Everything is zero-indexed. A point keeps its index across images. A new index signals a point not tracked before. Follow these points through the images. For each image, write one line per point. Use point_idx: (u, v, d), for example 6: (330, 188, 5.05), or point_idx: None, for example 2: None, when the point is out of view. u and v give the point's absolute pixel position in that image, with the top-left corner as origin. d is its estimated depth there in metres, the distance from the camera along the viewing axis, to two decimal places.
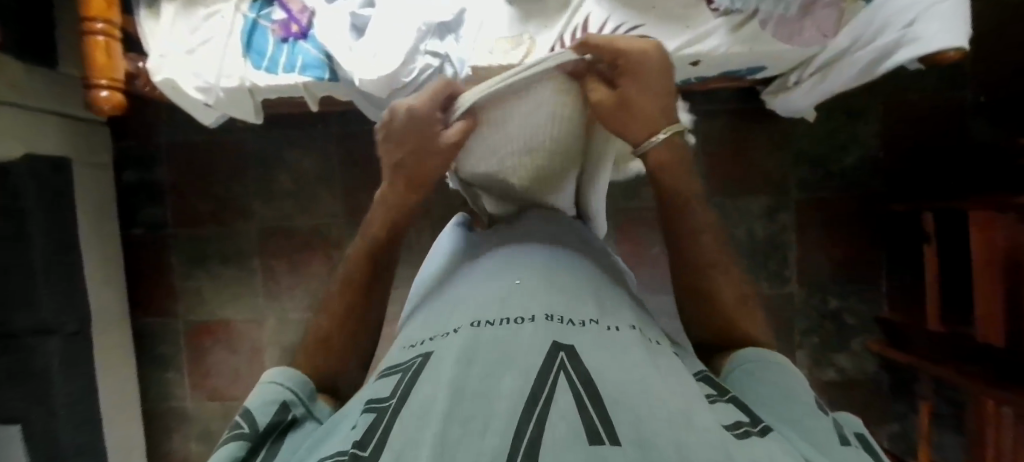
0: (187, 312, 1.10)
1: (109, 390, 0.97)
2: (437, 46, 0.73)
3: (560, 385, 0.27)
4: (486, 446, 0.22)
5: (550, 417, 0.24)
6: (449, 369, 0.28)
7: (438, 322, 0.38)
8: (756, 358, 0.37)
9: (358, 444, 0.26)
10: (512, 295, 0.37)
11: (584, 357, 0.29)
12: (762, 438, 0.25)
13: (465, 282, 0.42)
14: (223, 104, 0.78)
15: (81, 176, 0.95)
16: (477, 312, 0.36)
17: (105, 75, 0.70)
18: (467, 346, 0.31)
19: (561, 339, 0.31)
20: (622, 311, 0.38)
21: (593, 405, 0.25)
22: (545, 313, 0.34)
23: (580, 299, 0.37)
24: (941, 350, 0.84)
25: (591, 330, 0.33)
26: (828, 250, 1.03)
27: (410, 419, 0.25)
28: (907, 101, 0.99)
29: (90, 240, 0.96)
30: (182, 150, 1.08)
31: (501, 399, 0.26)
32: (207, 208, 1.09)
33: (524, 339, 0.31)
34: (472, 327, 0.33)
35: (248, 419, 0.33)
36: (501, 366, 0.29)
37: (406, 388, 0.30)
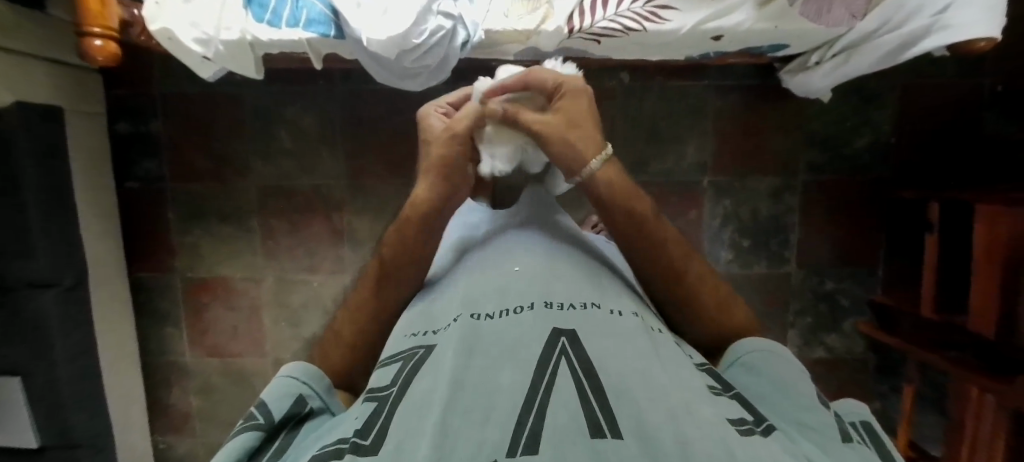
0: (185, 268, 1.10)
1: (108, 344, 0.97)
2: (451, 6, 0.68)
3: (562, 373, 0.27)
4: (487, 436, 0.22)
5: (552, 405, 0.24)
6: (451, 359, 0.29)
7: (439, 315, 0.39)
8: (757, 352, 0.38)
9: (358, 432, 0.26)
10: (509, 287, 0.38)
11: (584, 343, 0.30)
12: (765, 437, 0.25)
13: (465, 276, 0.44)
14: (222, 58, 0.74)
15: (73, 126, 0.92)
16: (477, 305, 0.37)
17: (98, 23, 0.66)
18: (467, 336, 0.32)
19: (561, 325, 0.32)
20: (622, 299, 0.39)
21: (595, 398, 0.25)
22: (544, 303, 0.35)
23: (580, 290, 0.38)
24: (932, 338, 0.86)
25: (591, 315, 0.34)
26: (830, 233, 1.03)
27: (411, 410, 0.26)
28: (926, 86, 0.97)
29: (83, 193, 0.94)
30: (178, 102, 1.04)
31: (502, 390, 0.26)
32: (204, 163, 1.06)
33: (524, 328, 0.32)
34: (471, 319, 0.35)
35: (266, 410, 0.34)
36: (501, 357, 0.29)
37: (406, 378, 0.30)
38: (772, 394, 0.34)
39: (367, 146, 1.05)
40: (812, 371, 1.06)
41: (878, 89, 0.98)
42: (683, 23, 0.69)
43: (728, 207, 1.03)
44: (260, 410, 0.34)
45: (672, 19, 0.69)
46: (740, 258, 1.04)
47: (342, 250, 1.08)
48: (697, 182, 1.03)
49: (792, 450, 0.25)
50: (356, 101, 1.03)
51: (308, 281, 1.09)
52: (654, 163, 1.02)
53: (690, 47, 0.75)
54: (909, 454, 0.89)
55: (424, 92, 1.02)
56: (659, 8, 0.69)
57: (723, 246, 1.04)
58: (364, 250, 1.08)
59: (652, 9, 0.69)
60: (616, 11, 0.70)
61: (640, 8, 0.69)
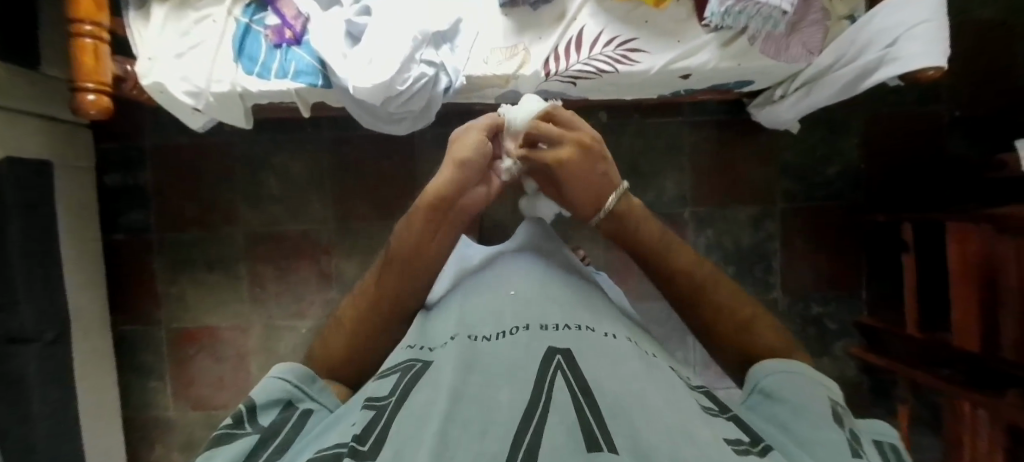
0: (170, 318, 1.08)
1: (88, 400, 0.94)
2: (433, 55, 0.73)
3: (558, 390, 0.28)
4: (486, 448, 0.23)
5: (549, 422, 0.25)
6: (450, 373, 0.30)
7: (437, 334, 0.40)
8: (772, 371, 0.38)
9: (357, 438, 0.26)
10: (506, 309, 0.39)
11: (581, 362, 0.31)
12: (762, 456, 0.26)
13: (462, 299, 0.45)
14: (212, 109, 0.77)
15: (62, 179, 0.93)
16: (474, 325, 0.38)
17: (92, 78, 0.68)
18: (465, 353, 0.33)
19: (557, 345, 0.33)
20: (616, 323, 0.40)
21: (592, 415, 0.25)
22: (540, 324, 0.36)
23: (576, 313, 0.39)
24: (920, 357, 0.86)
25: (587, 337, 0.35)
26: (812, 258, 1.05)
27: (410, 421, 0.26)
28: (886, 114, 1.03)
29: (70, 244, 0.93)
30: (168, 154, 1.06)
31: (499, 406, 0.26)
32: (192, 212, 1.07)
33: (521, 347, 0.33)
34: (469, 339, 0.35)
35: (254, 418, 0.34)
36: (498, 374, 0.30)
37: (405, 389, 0.31)
38: (786, 419, 0.34)
39: (355, 189, 1.06)
40: None
41: (841, 119, 1.03)
42: (653, 63, 0.74)
43: (710, 237, 1.05)
44: (246, 416, 0.34)
45: (642, 61, 0.74)
46: None
47: (330, 294, 1.07)
48: (679, 213, 1.05)
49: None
50: (343, 147, 1.06)
51: (295, 327, 1.07)
52: (637, 196, 1.05)
53: (661, 85, 0.79)
54: None
55: (410, 137, 1.05)
56: (630, 51, 0.74)
57: None
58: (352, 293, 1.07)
59: (623, 52, 0.74)
60: (590, 55, 0.74)
61: (611, 52, 0.74)
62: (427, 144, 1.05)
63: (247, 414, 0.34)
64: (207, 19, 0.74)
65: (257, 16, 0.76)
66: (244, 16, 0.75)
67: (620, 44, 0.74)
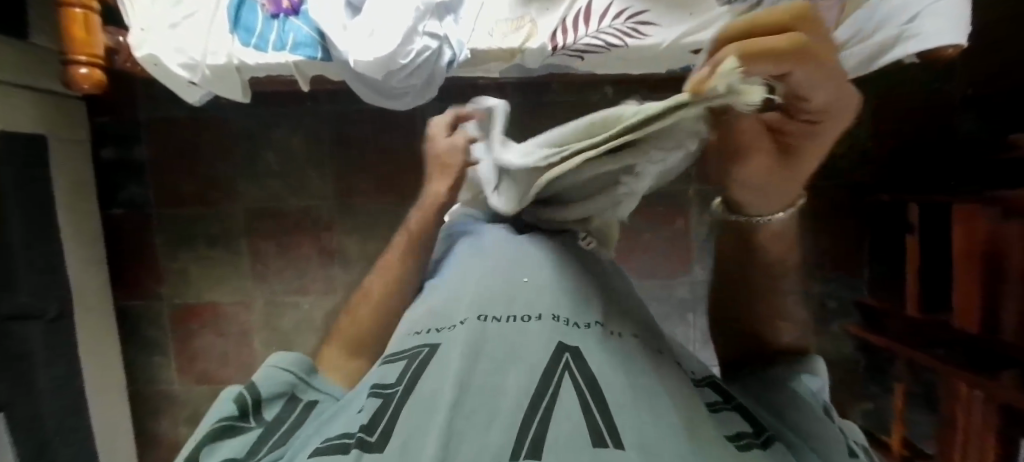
0: (172, 294, 1.08)
1: (93, 375, 0.95)
2: (436, 27, 0.70)
3: (565, 385, 0.28)
4: (491, 441, 0.24)
5: (553, 419, 0.25)
6: (458, 360, 0.30)
7: (445, 315, 0.38)
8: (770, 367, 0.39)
9: (365, 428, 0.27)
10: (516, 295, 0.37)
11: (590, 358, 0.30)
12: (764, 450, 0.27)
13: (467, 276, 0.42)
14: (208, 83, 0.74)
15: (57, 154, 0.91)
16: (484, 305, 0.37)
17: (83, 50, 0.66)
18: (473, 339, 0.32)
19: (565, 338, 0.32)
20: (625, 318, 0.39)
21: (599, 411, 0.25)
22: (550, 314, 0.35)
23: (587, 303, 0.37)
24: (922, 337, 0.88)
25: (598, 332, 0.34)
26: (815, 238, 1.05)
27: (418, 408, 0.27)
28: (899, 90, 1.00)
29: (68, 221, 0.93)
30: (164, 128, 1.04)
31: (506, 397, 0.27)
32: (191, 188, 1.06)
33: (529, 338, 0.32)
34: (478, 321, 0.34)
35: (256, 414, 0.33)
36: (505, 366, 0.30)
37: (413, 376, 0.31)
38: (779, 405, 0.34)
39: (355, 165, 1.05)
40: None
41: None
42: (665, 37, 0.72)
43: None
44: (250, 408, 0.34)
45: (652, 34, 0.72)
46: None
47: (332, 271, 1.07)
48: None
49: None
50: (343, 122, 1.04)
51: (298, 303, 1.07)
52: None
53: (672, 62, 0.77)
54: (903, 452, 0.91)
55: (411, 112, 1.03)
56: (641, 24, 0.72)
57: None
58: (355, 270, 1.07)
59: (633, 25, 0.72)
60: (599, 28, 0.72)
61: (621, 25, 0.72)
62: (428, 119, 1.03)
63: (251, 404, 0.34)
64: None
65: None
66: None
67: (631, 16, 0.72)
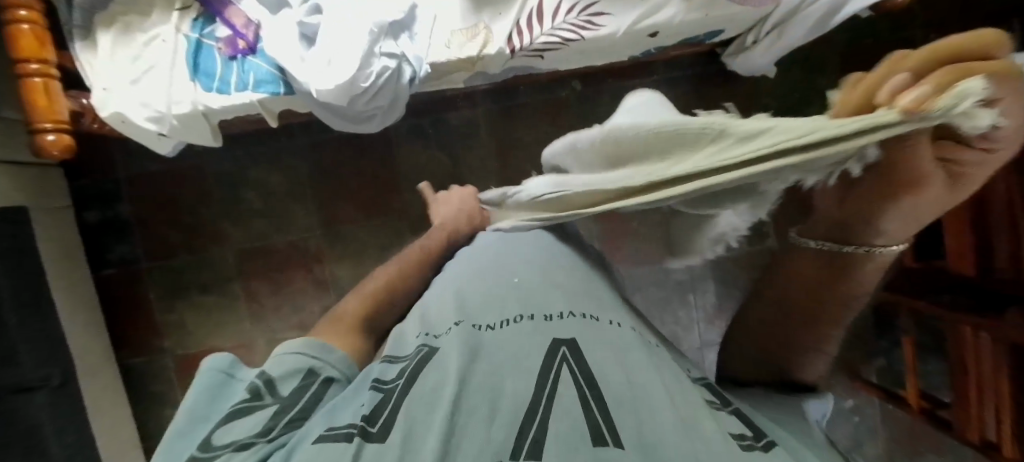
0: (174, 346, 1.08)
1: (105, 437, 0.95)
2: (392, 47, 0.71)
3: (563, 381, 0.29)
4: (493, 439, 0.26)
5: (553, 417, 0.26)
6: (455, 361, 0.31)
7: (439, 314, 0.40)
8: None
9: (366, 418, 0.28)
10: (510, 296, 0.40)
11: (586, 356, 0.32)
12: (766, 451, 0.27)
13: (460, 275, 0.46)
14: (177, 132, 0.75)
15: (41, 223, 0.91)
16: (481, 309, 0.39)
17: (48, 118, 0.66)
18: (470, 342, 0.34)
19: (562, 335, 0.34)
20: (620, 310, 0.40)
21: (597, 407, 0.27)
22: (544, 313, 0.37)
23: (580, 299, 0.40)
24: (918, 286, 0.86)
25: (591, 325, 0.36)
26: None
27: (418, 405, 0.28)
28: (864, 45, 1.01)
29: (61, 287, 0.93)
30: (143, 182, 1.05)
31: (507, 395, 0.29)
32: (179, 238, 1.06)
33: (528, 337, 0.34)
34: (473, 325, 0.36)
35: (274, 389, 0.35)
36: (503, 365, 0.31)
37: (412, 372, 0.32)
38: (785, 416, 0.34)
39: (337, 193, 1.05)
40: None
41: (818, 56, 1.01)
42: (618, 25, 0.72)
43: None
44: (265, 388, 0.35)
45: (606, 24, 0.72)
46: (722, 241, 1.06)
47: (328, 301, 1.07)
48: None
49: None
50: (320, 152, 1.04)
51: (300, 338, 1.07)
52: None
53: (630, 47, 0.77)
54: (922, 405, 0.88)
55: (384, 133, 1.03)
56: (594, 15, 0.72)
57: None
58: None
59: (587, 17, 0.72)
60: (553, 25, 0.72)
61: (575, 19, 0.72)
62: (403, 138, 1.03)
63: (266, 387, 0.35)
64: (157, 39, 0.72)
65: (207, 30, 0.73)
66: (193, 32, 0.73)
67: (583, 9, 0.72)
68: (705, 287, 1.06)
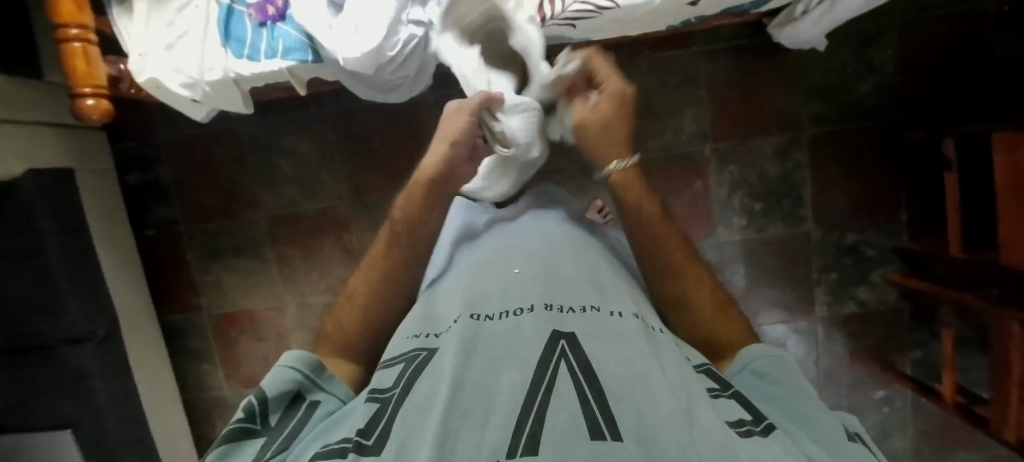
0: (210, 305, 1.13)
1: (148, 387, 1.01)
2: (420, 14, 0.69)
3: (562, 376, 0.29)
4: (487, 440, 0.25)
5: (551, 412, 0.26)
6: (451, 361, 0.32)
7: (442, 316, 0.42)
8: (765, 356, 0.39)
9: (361, 433, 0.28)
10: (511, 290, 0.41)
11: (585, 348, 0.32)
12: (764, 437, 0.27)
13: (462, 274, 0.48)
14: (210, 99, 0.76)
15: (86, 184, 0.96)
16: (478, 305, 0.40)
17: (87, 83, 0.68)
18: (468, 337, 0.35)
19: (561, 328, 0.35)
20: (624, 298, 0.41)
21: (595, 401, 0.27)
22: (544, 303, 0.38)
23: (583, 291, 0.41)
24: (967, 278, 0.83)
25: (593, 317, 0.37)
26: (844, 185, 1.00)
27: (412, 410, 0.28)
28: (927, 18, 0.93)
29: (105, 246, 0.98)
30: (181, 147, 1.08)
31: (503, 391, 0.29)
32: (214, 202, 1.10)
33: (525, 331, 0.35)
34: (472, 319, 0.38)
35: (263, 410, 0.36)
36: (499, 361, 0.32)
37: (408, 379, 0.33)
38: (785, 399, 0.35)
39: (367, 163, 1.06)
40: (845, 328, 1.03)
41: (875, 29, 0.94)
42: None
43: (734, 173, 1.01)
44: (259, 409, 0.36)
45: None
46: (754, 223, 1.02)
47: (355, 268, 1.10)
48: (700, 152, 1.01)
49: (790, 450, 0.27)
50: (349, 121, 1.05)
51: (328, 303, 1.11)
52: (652, 139, 1.02)
53: (668, 17, 0.73)
54: (957, 400, 0.85)
55: (413, 103, 1.03)
56: None
57: (735, 212, 1.02)
58: None
59: None
60: None
61: None
62: (431, 109, 1.03)
63: (257, 410, 0.36)
64: (191, 5, 0.72)
65: None
66: None
67: None
68: (734, 270, 1.03)
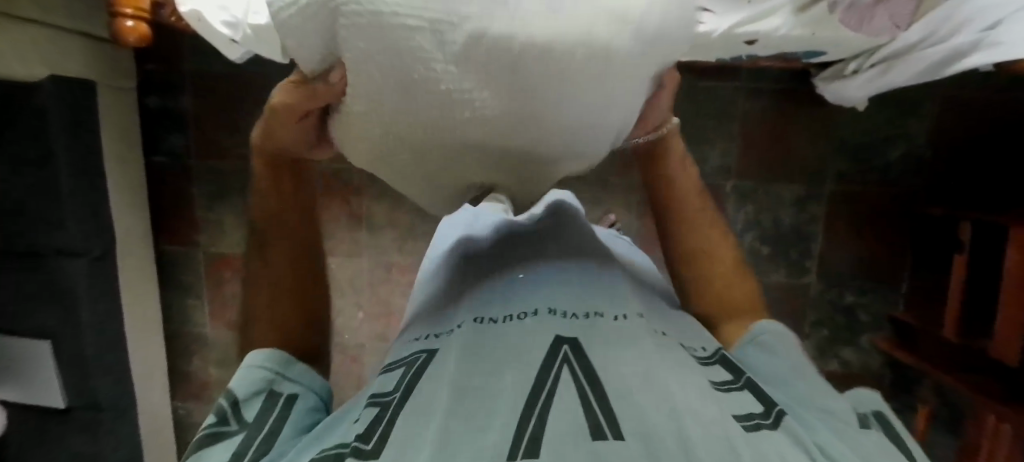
0: (208, 243, 1.13)
1: (133, 312, 1.01)
2: None
3: (564, 380, 0.29)
4: (488, 441, 0.25)
5: (553, 411, 0.27)
6: (452, 367, 0.32)
7: (445, 318, 0.42)
8: (774, 333, 0.41)
9: (360, 437, 0.29)
10: (515, 297, 0.41)
11: (586, 350, 0.32)
12: (773, 429, 0.28)
13: (471, 272, 0.48)
14: (250, 40, 0.74)
15: (106, 100, 0.94)
16: (481, 311, 0.40)
17: (130, 5, 0.69)
18: (470, 341, 0.35)
19: (563, 334, 0.34)
20: (627, 302, 0.40)
21: (597, 401, 0.27)
22: (547, 308, 0.38)
23: (586, 296, 0.40)
24: (952, 358, 0.85)
25: (598, 323, 0.36)
26: (854, 246, 1.01)
27: (412, 417, 0.29)
28: (971, 98, 0.93)
29: (115, 167, 0.97)
30: (206, 80, 1.06)
31: (504, 393, 0.29)
32: (230, 140, 1.08)
33: (525, 337, 0.34)
34: (476, 323, 0.38)
35: (236, 412, 0.35)
36: (500, 364, 0.32)
37: (408, 384, 0.33)
38: (784, 377, 0.37)
39: None
40: None
41: (915, 99, 0.94)
42: (717, 26, 0.67)
43: (750, 214, 1.02)
44: (231, 411, 0.35)
45: (707, 21, 0.67)
46: (758, 265, 1.03)
47: (359, 234, 1.10)
48: (721, 186, 1.01)
49: (797, 437, 0.28)
50: None
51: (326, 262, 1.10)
52: None
53: (721, 50, 0.73)
54: None
55: None
56: None
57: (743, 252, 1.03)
58: (382, 235, 1.10)
59: None
60: None
61: None
62: None
63: (231, 410, 0.35)
64: None
65: None
66: None
67: None
68: None
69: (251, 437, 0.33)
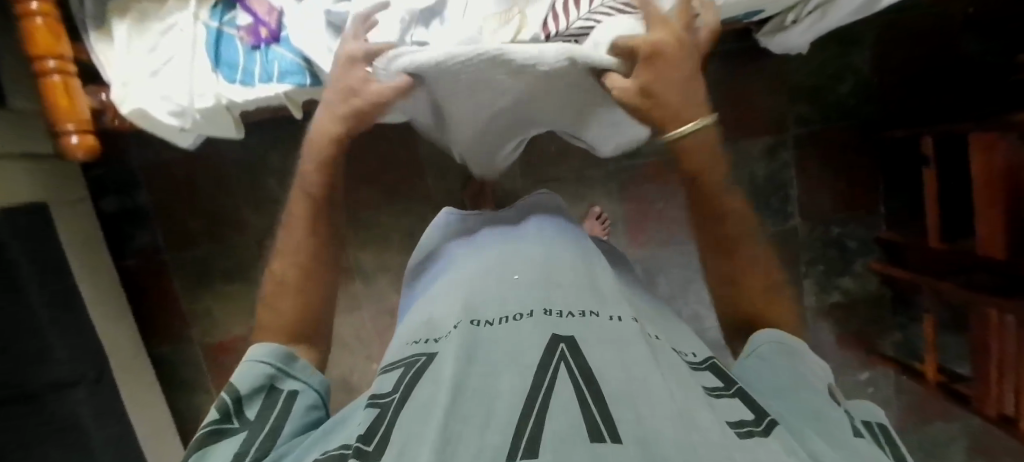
0: (201, 333, 1.09)
1: (143, 424, 0.97)
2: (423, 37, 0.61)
3: (562, 377, 0.30)
4: (488, 443, 0.25)
5: (552, 414, 0.26)
6: (450, 366, 0.32)
7: (437, 323, 0.41)
8: (771, 342, 0.41)
9: (363, 437, 0.29)
10: (509, 297, 0.41)
11: (580, 351, 0.33)
12: (764, 436, 0.28)
13: (459, 275, 0.48)
14: (200, 125, 0.72)
15: (62, 216, 0.90)
16: (476, 312, 0.40)
17: (71, 119, 0.65)
18: (468, 343, 0.35)
19: (560, 333, 0.35)
20: (621, 305, 0.41)
21: (595, 405, 0.27)
22: (542, 308, 0.38)
23: (582, 295, 0.41)
24: (938, 265, 0.88)
25: (592, 322, 0.37)
26: (828, 182, 1.05)
27: (412, 416, 0.29)
28: (900, 22, 0.98)
29: (87, 281, 0.92)
30: (160, 170, 1.03)
31: (502, 396, 0.29)
32: (200, 225, 1.05)
33: (524, 338, 0.35)
34: (471, 324, 0.37)
35: (240, 407, 0.37)
36: (498, 366, 0.32)
37: (407, 386, 0.33)
38: (783, 384, 0.38)
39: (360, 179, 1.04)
40: (832, 316, 1.09)
41: (852, 33, 0.98)
42: None
43: None
44: (234, 407, 0.36)
45: None
46: None
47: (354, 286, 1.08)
48: None
49: (791, 448, 0.28)
50: None
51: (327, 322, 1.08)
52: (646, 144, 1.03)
53: None
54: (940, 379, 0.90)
55: None
56: None
57: None
58: (377, 282, 1.08)
59: None
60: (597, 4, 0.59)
61: None
62: None
63: (234, 407, 0.37)
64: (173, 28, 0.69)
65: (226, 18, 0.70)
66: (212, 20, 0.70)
67: None
68: None
69: (253, 436, 0.34)
